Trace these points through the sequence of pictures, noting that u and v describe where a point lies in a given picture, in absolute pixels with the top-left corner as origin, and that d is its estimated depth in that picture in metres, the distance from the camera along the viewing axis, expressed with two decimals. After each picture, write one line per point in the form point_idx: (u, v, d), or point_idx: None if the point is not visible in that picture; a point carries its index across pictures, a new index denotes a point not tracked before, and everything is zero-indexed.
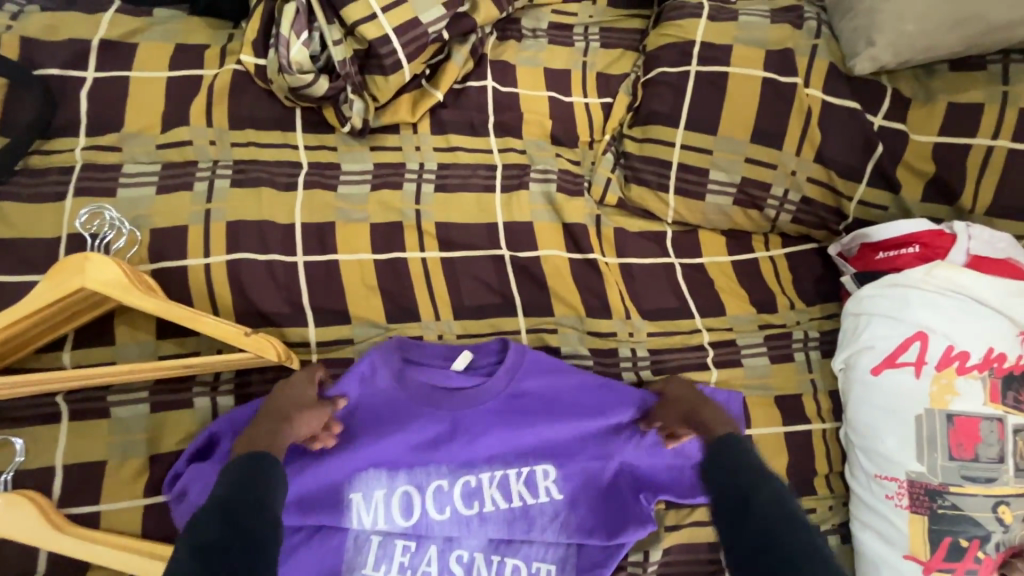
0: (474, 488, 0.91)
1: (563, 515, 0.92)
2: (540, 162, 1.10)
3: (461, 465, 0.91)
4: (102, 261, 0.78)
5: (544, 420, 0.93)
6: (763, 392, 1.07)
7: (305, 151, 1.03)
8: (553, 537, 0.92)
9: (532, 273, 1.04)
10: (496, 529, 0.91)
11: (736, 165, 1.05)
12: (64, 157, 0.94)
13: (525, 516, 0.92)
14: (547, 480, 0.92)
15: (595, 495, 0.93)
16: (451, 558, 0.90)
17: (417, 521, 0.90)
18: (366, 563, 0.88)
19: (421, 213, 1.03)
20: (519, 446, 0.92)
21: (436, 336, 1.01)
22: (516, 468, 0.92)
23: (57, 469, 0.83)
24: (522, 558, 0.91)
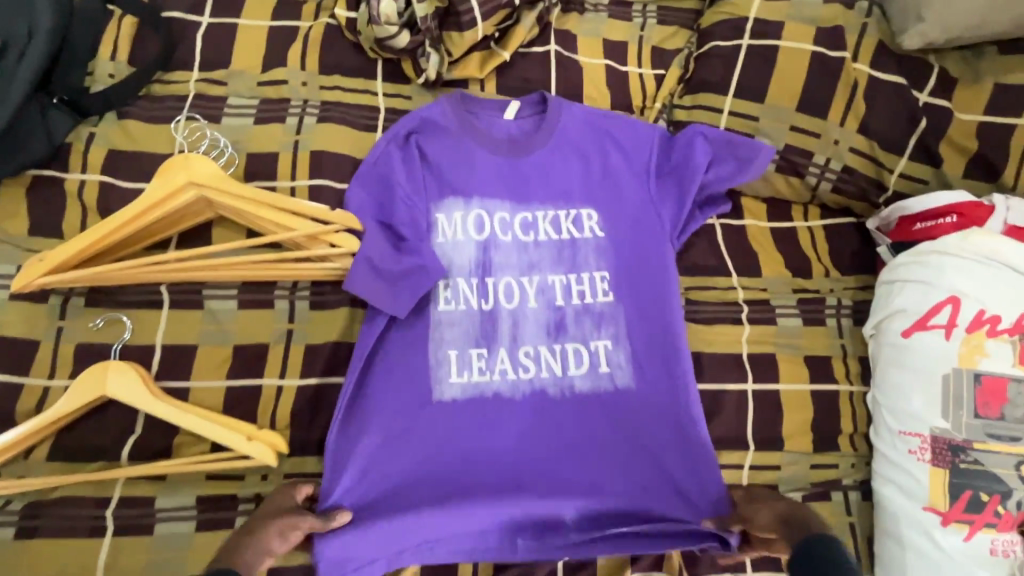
0: (529, 216, 1.07)
1: (609, 275, 1.05)
2: None
3: (491, 268, 1.04)
4: (202, 160, 0.92)
5: (588, 178, 1.09)
6: (793, 351, 1.11)
7: (383, 98, 1.14)
8: (597, 262, 1.05)
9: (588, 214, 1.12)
10: (552, 315, 1.03)
11: (782, 133, 1.11)
12: (180, 87, 1.08)
13: (576, 265, 1.05)
14: (592, 220, 1.07)
15: (635, 209, 1.07)
16: (519, 354, 1.00)
17: (478, 309, 1.02)
18: (448, 373, 0.98)
19: None
20: (567, 192, 1.08)
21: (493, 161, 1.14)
22: (567, 208, 1.07)
23: (156, 347, 0.95)
24: (584, 332, 1.02)
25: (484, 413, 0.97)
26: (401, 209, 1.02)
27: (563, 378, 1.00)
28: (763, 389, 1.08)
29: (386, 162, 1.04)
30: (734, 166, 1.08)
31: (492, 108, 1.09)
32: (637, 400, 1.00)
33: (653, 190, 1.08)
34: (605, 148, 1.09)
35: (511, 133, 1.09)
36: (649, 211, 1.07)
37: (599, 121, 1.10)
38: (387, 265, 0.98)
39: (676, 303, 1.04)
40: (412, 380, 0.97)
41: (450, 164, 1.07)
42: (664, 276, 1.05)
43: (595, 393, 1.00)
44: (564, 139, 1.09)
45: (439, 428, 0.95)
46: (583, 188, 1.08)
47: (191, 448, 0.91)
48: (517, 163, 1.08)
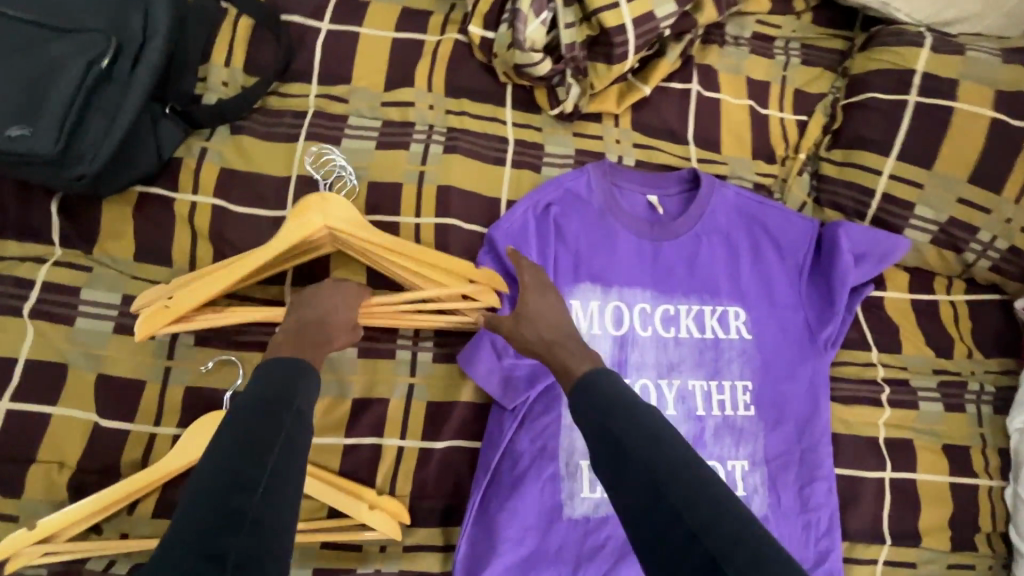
0: (671, 309, 1.00)
1: (752, 386, 0.99)
2: (737, 174, 1.09)
3: (626, 367, 0.96)
4: (340, 201, 0.81)
5: (732, 267, 1.04)
6: (931, 438, 1.04)
7: (512, 128, 1.05)
8: (740, 369, 0.99)
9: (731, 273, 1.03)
10: (690, 427, 0.96)
11: (946, 205, 1.02)
12: (300, 102, 0.98)
13: (716, 371, 0.99)
14: (737, 320, 1.01)
15: (780, 314, 1.02)
16: None
17: None
18: (581, 487, 0.89)
19: (625, 196, 1.03)
20: (713, 286, 1.02)
21: (634, 202, 1.04)
22: (712, 305, 1.01)
23: None
24: (722, 448, 0.96)
25: (619, 536, 0.89)
26: (538, 291, 0.94)
27: None
28: (900, 479, 1.01)
29: (528, 234, 0.97)
30: (873, 263, 1.02)
31: (639, 191, 1.04)
32: (777, 527, 0.94)
33: (802, 293, 1.03)
34: (755, 238, 1.05)
35: (654, 214, 1.04)
36: (794, 314, 1.02)
37: (745, 210, 1.06)
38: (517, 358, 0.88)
39: (821, 427, 0.99)
40: (544, 492, 0.87)
41: (589, 243, 1.00)
42: (809, 394, 1.00)
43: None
44: (711, 232, 1.04)
45: (571, 549, 0.87)
46: (729, 281, 1.03)
47: (306, 512, 0.83)
48: (661, 246, 1.02)
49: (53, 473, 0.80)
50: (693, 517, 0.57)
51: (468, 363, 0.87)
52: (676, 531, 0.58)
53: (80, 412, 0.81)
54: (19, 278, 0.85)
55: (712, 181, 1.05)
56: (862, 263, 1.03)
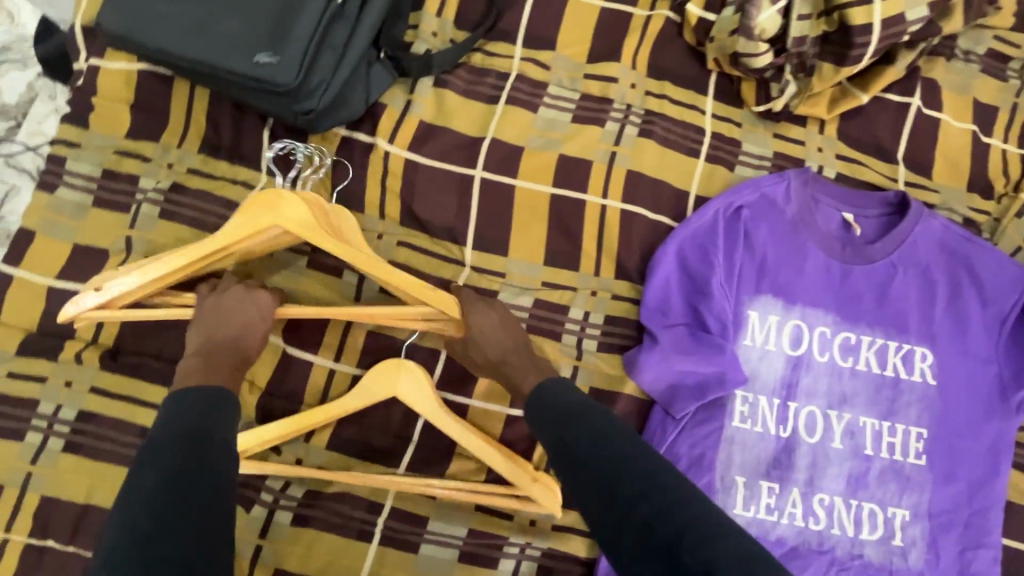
0: (852, 338, 0.93)
1: (927, 434, 0.92)
2: (947, 206, 1.00)
3: (797, 390, 0.91)
4: (291, 198, 0.69)
5: (923, 304, 0.96)
6: None
7: (710, 119, 0.99)
8: (917, 414, 0.92)
9: (924, 310, 0.95)
10: (856, 465, 0.90)
11: None
12: (502, 62, 0.96)
13: (891, 411, 0.92)
14: (923, 362, 0.94)
15: (971, 364, 0.94)
16: (814, 502, 0.88)
17: (775, 435, 0.89)
18: (735, 503, 0.86)
19: (821, 211, 0.97)
20: (900, 320, 0.95)
21: (829, 217, 0.97)
22: (897, 341, 0.94)
23: (443, 354, 0.88)
24: (885, 493, 0.90)
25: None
26: (719, 297, 0.90)
27: (856, 542, 0.88)
28: None
29: (714, 237, 0.92)
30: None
31: (837, 207, 0.97)
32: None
33: (999, 345, 0.95)
34: (955, 278, 0.97)
35: (847, 234, 0.97)
36: (987, 366, 0.94)
37: (948, 245, 0.97)
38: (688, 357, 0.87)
39: (996, 492, 0.91)
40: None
41: (776, 254, 0.94)
42: (989, 454, 0.92)
43: (888, 566, 0.88)
44: (907, 263, 0.96)
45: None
46: (919, 318, 0.95)
47: (465, 473, 0.85)
48: (851, 269, 0.95)
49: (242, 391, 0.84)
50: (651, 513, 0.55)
51: (633, 354, 0.89)
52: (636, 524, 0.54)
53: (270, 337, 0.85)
54: (227, 201, 0.88)
55: (922, 208, 0.96)
56: None
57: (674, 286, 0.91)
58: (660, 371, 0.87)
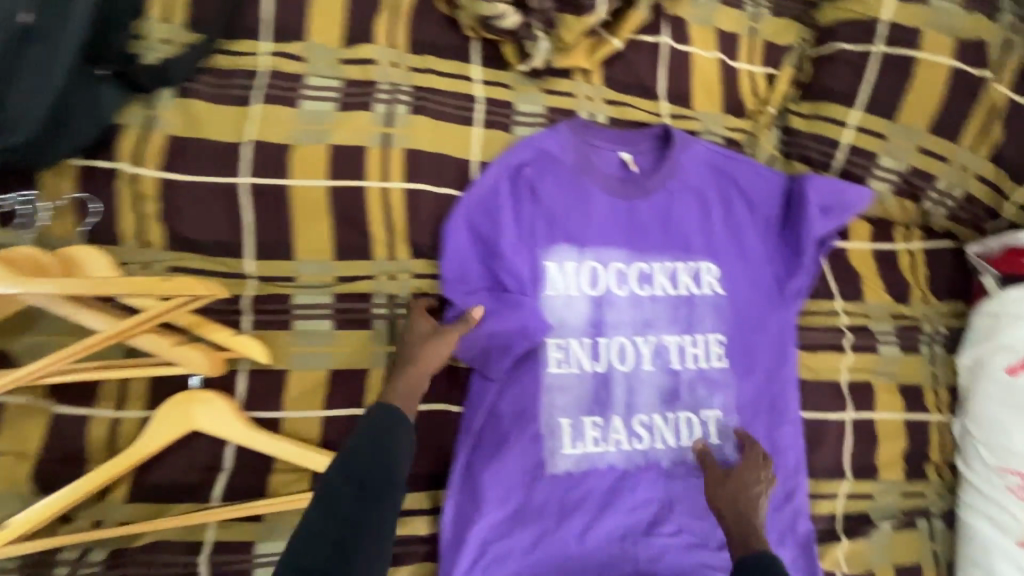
0: (646, 267, 1.00)
1: (725, 339, 1.01)
2: (708, 131, 1.09)
3: (604, 327, 0.97)
4: None
5: (703, 222, 1.04)
6: (890, 380, 1.10)
7: (480, 86, 1.00)
8: (713, 323, 1.01)
9: (704, 230, 1.04)
10: (667, 381, 0.97)
11: (908, 154, 1.04)
12: (249, 61, 0.91)
13: (690, 325, 1.00)
14: (710, 276, 1.03)
15: (751, 268, 1.05)
16: (634, 423, 0.95)
17: (590, 372, 0.95)
18: (562, 444, 0.91)
19: (599, 154, 1.02)
20: (685, 242, 1.03)
21: (605, 161, 1.02)
22: (685, 261, 1.02)
23: (241, 373, 0.84)
24: (697, 400, 0.98)
25: (600, 487, 0.92)
26: (513, 256, 0.94)
27: (677, 450, 0.96)
28: (860, 419, 1.07)
29: (500, 199, 0.95)
30: (837, 215, 1.05)
31: (612, 149, 1.03)
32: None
33: (771, 246, 1.06)
34: (726, 195, 1.06)
35: (626, 173, 1.03)
36: (763, 267, 1.05)
37: (715, 166, 1.06)
38: (491, 319, 0.91)
39: (789, 374, 1.03)
40: (526, 454, 0.90)
41: (563, 204, 0.99)
42: (778, 343, 1.03)
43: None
44: (683, 189, 1.04)
45: (553, 507, 0.90)
46: (701, 237, 1.04)
47: (287, 486, 0.82)
48: (634, 204, 1.02)
49: (16, 465, 0.76)
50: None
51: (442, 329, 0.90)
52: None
53: (38, 399, 0.78)
54: None
55: (685, 137, 1.04)
56: (826, 213, 1.05)
57: (471, 253, 0.93)
58: (468, 338, 0.90)
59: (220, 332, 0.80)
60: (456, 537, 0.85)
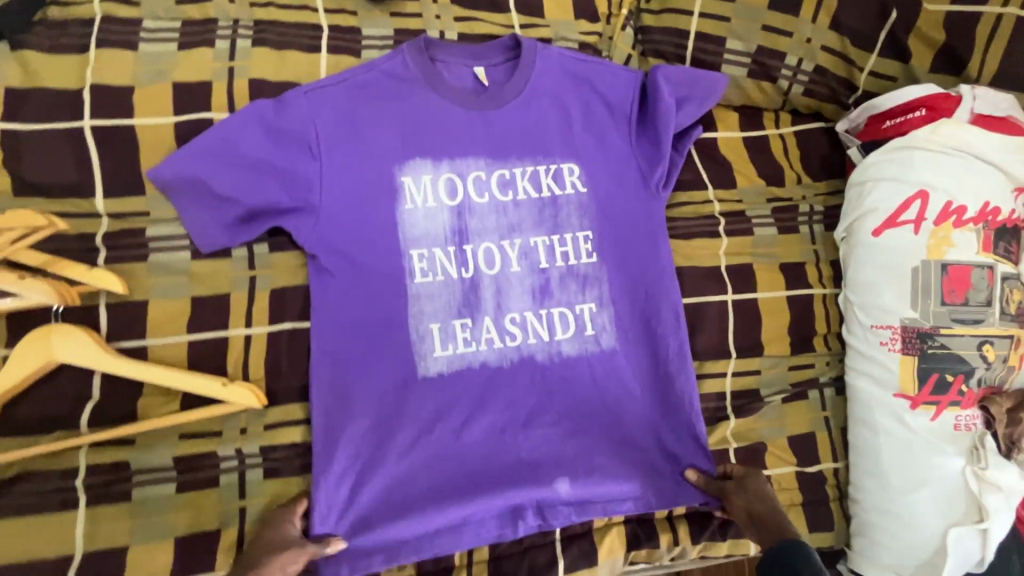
0: (507, 173, 1.02)
1: (593, 236, 1.03)
2: (562, 38, 1.10)
3: (468, 234, 0.99)
4: None
5: (564, 124, 1.05)
6: (768, 259, 1.12)
7: (323, 14, 1.02)
8: (580, 221, 1.03)
9: (564, 132, 1.05)
10: (536, 280, 1.00)
11: (753, 34, 1.07)
12: (83, 9, 0.93)
13: (556, 224, 1.02)
14: (573, 176, 1.04)
15: (615, 165, 1.05)
16: (505, 321, 0.97)
17: (456, 277, 0.97)
18: (433, 347, 0.94)
19: (447, 69, 1.03)
20: (545, 146, 1.04)
21: (457, 76, 1.04)
22: (546, 164, 1.03)
23: (102, 307, 0.87)
24: (569, 295, 1.00)
25: (474, 386, 0.94)
26: (366, 174, 0.96)
27: (551, 344, 0.98)
28: (742, 299, 1.09)
29: (347, 120, 0.97)
30: (694, 105, 1.06)
31: (462, 63, 1.04)
32: (628, 359, 1.00)
33: (636, 142, 1.06)
34: (586, 95, 1.06)
35: (481, 86, 1.04)
36: (628, 162, 1.06)
37: (572, 69, 1.06)
38: (347, 234, 0.94)
39: (663, 264, 1.04)
40: (397, 358, 0.92)
41: (416, 120, 1.00)
42: (649, 235, 1.04)
43: (585, 355, 0.99)
44: (541, 94, 1.04)
45: (430, 406, 0.92)
46: (562, 140, 1.05)
47: (155, 409, 0.85)
48: (490, 114, 1.03)
49: None
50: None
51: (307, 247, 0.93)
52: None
53: None
54: None
55: (534, 43, 1.04)
56: (685, 103, 1.06)
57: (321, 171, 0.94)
58: (328, 253, 0.93)
59: (71, 266, 0.82)
60: (331, 442, 0.88)
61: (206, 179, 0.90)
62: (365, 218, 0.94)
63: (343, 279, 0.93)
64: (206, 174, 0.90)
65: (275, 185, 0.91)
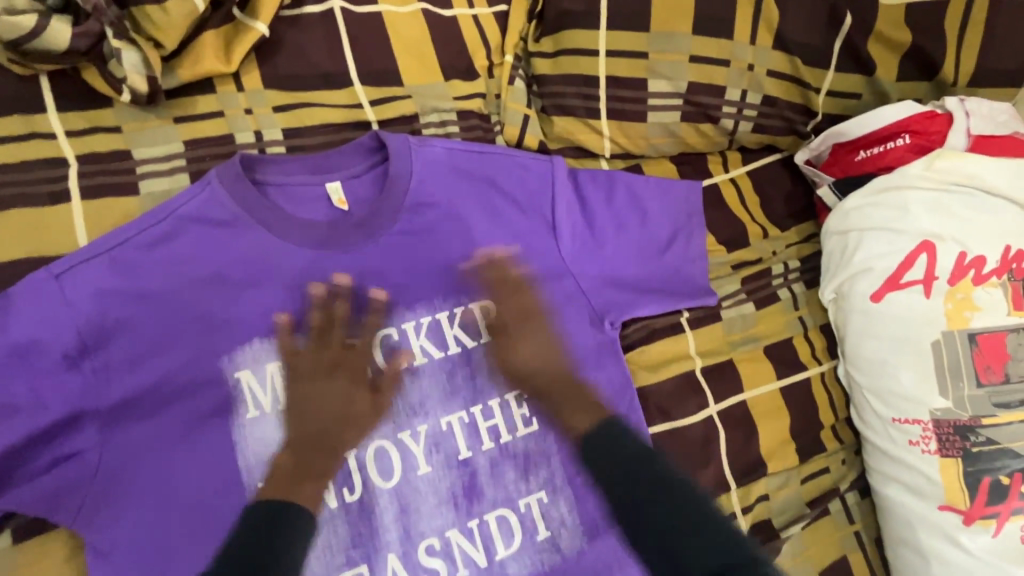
0: (393, 333, 0.74)
1: (528, 394, 0.77)
2: (434, 109, 0.81)
3: (346, 435, 0.70)
4: None
5: (460, 242, 0.78)
6: (749, 346, 0.88)
7: (68, 140, 0.69)
8: (506, 379, 0.77)
9: (461, 255, 0.78)
10: (457, 478, 0.72)
11: (680, 69, 0.82)
12: None
13: (474, 390, 0.75)
14: (488, 317, 0.77)
15: (537, 289, 0.80)
16: (420, 555, 0.69)
17: (338, 504, 0.68)
18: None
19: (282, 194, 0.74)
20: (443, 280, 0.77)
21: (301, 203, 0.74)
22: (448, 308, 0.76)
23: None
24: (506, 488, 0.74)
25: None
26: (179, 390, 0.66)
27: (491, 569, 0.71)
28: (728, 408, 0.85)
29: (138, 311, 0.66)
30: (624, 199, 0.83)
31: (307, 187, 0.74)
32: (595, 561, 0.74)
33: (563, 257, 0.81)
34: (484, 199, 0.80)
35: (338, 212, 0.75)
36: (553, 281, 0.80)
37: (461, 166, 0.79)
38: (156, 492, 0.64)
39: (623, 414, 0.79)
40: (112, 490, 0.63)
41: (246, 284, 0.70)
42: (596, 375, 0.80)
43: (539, 571, 0.72)
44: (424, 209, 0.77)
45: (349, 401, 0.71)
46: (463, 266, 0.78)
47: None
48: (356, 252, 0.74)
49: None
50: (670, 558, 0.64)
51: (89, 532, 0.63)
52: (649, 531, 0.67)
53: None
54: None
55: (404, 145, 0.76)
56: (613, 196, 0.83)
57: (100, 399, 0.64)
58: (128, 526, 0.63)
59: None
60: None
61: None
62: (185, 458, 0.65)
63: (159, 564, 0.63)
64: None
65: (20, 447, 0.61)
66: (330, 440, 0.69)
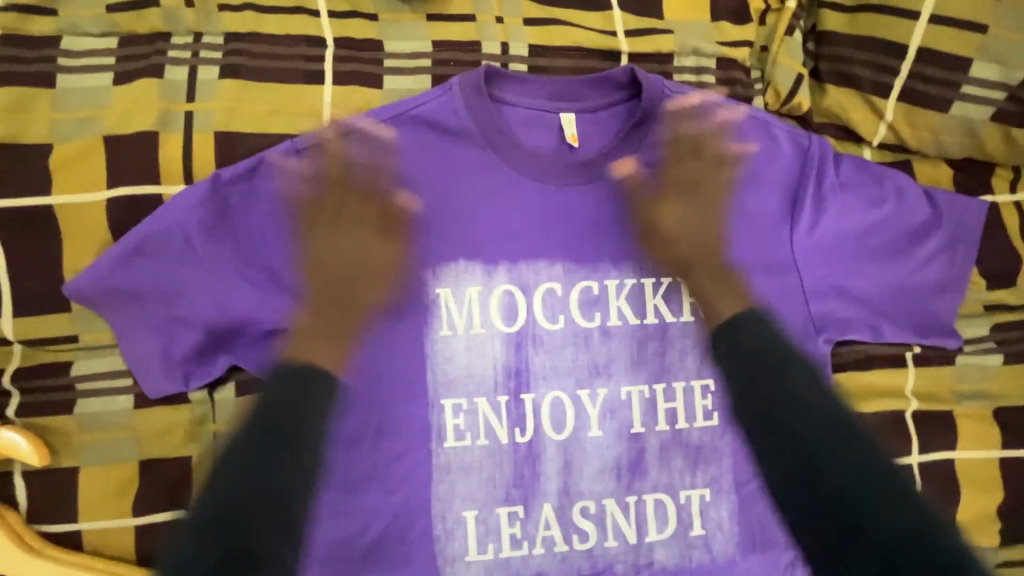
0: (593, 287, 0.69)
1: (715, 386, 0.71)
2: (694, 52, 0.72)
3: (529, 377, 0.68)
4: None
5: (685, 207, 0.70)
6: (976, 401, 0.75)
7: (330, 20, 0.69)
8: (697, 364, 0.70)
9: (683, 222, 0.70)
10: (626, 451, 0.69)
11: (1016, 56, 0.66)
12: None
13: (662, 369, 0.70)
14: (693, 296, 0.70)
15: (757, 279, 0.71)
16: (575, 513, 0.68)
17: (510, 443, 0.68)
18: (466, 549, 0.67)
19: (517, 114, 0.69)
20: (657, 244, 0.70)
21: (533, 128, 0.70)
22: (653, 275, 0.70)
23: (18, 478, 0.65)
24: (672, 475, 0.70)
25: None
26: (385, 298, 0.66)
27: (638, 549, 0.69)
28: (931, 462, 0.74)
29: (355, 195, 0.66)
30: (882, 203, 0.71)
31: (542, 114, 0.69)
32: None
33: (796, 251, 0.71)
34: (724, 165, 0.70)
35: (565, 147, 0.70)
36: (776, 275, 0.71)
37: (707, 125, 0.70)
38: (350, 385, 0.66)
39: None
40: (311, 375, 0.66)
41: (463, 204, 0.67)
42: None
43: (686, 566, 0.69)
44: (656, 164, 0.70)
45: (364, 250, 0.64)
46: (680, 234, 0.70)
47: None
48: (575, 194, 0.69)
49: None
50: (863, 496, 0.49)
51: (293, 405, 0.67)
52: (798, 480, 0.53)
53: None
54: None
55: (656, 91, 0.68)
56: (870, 196, 0.71)
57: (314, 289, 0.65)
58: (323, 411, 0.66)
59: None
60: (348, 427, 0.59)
61: (147, 291, 0.63)
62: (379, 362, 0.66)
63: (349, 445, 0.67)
64: (149, 284, 0.63)
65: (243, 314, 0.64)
66: (357, 290, 0.63)
